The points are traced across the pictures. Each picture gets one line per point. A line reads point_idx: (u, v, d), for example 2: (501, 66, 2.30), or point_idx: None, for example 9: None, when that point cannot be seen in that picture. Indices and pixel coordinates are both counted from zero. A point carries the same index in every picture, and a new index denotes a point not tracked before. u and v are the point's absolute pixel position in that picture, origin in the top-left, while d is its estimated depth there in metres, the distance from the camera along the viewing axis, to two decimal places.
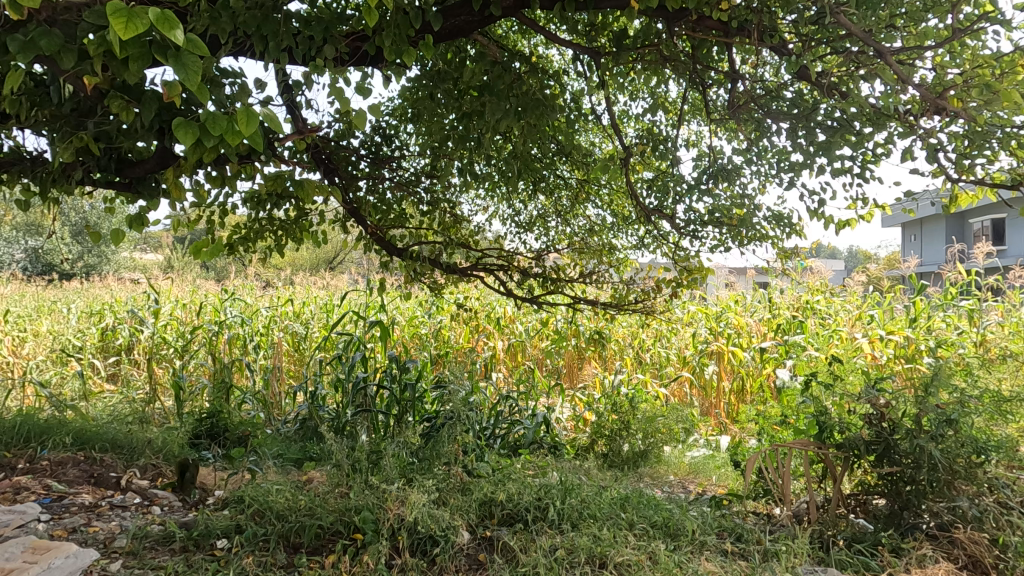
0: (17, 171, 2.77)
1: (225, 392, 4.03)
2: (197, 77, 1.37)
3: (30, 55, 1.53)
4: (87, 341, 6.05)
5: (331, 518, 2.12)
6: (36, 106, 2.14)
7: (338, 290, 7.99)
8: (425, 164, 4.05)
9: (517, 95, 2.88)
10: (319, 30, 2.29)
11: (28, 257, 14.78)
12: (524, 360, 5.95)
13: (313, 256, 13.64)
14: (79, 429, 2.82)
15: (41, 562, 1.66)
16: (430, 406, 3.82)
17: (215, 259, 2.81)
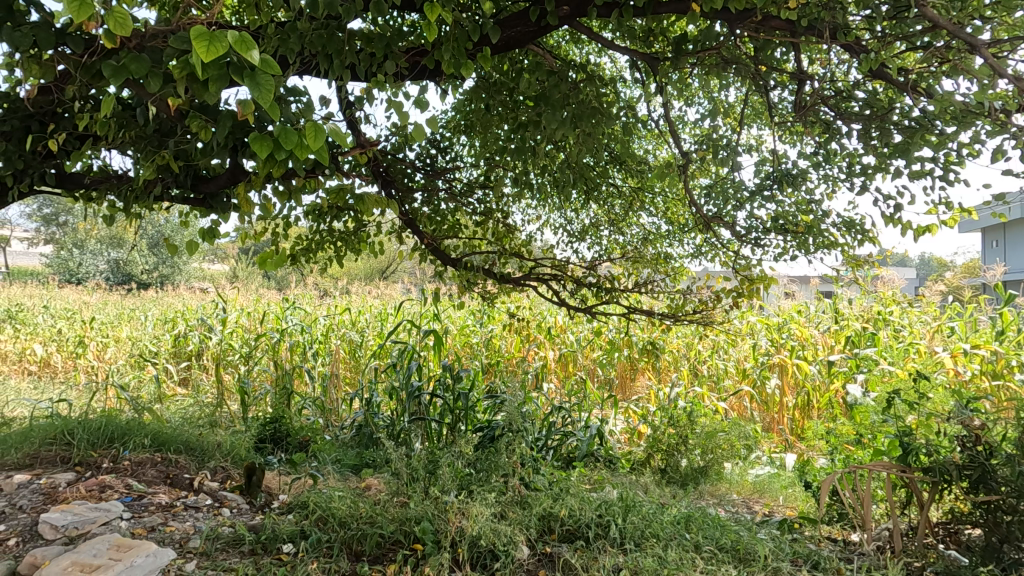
0: (104, 188, 2.98)
1: (287, 398, 4.18)
2: (271, 96, 1.43)
3: (122, 78, 1.65)
4: (162, 347, 6.41)
5: (392, 527, 2.14)
6: (124, 127, 2.29)
7: (391, 299, 8.18)
8: (479, 175, 4.08)
9: (574, 103, 2.84)
10: (381, 46, 2.34)
11: (111, 267, 15.95)
12: (576, 370, 5.87)
13: (367, 266, 14.07)
14: (156, 431, 2.93)
15: (124, 560, 1.75)
16: (483, 416, 3.82)
17: (280, 269, 2.92)
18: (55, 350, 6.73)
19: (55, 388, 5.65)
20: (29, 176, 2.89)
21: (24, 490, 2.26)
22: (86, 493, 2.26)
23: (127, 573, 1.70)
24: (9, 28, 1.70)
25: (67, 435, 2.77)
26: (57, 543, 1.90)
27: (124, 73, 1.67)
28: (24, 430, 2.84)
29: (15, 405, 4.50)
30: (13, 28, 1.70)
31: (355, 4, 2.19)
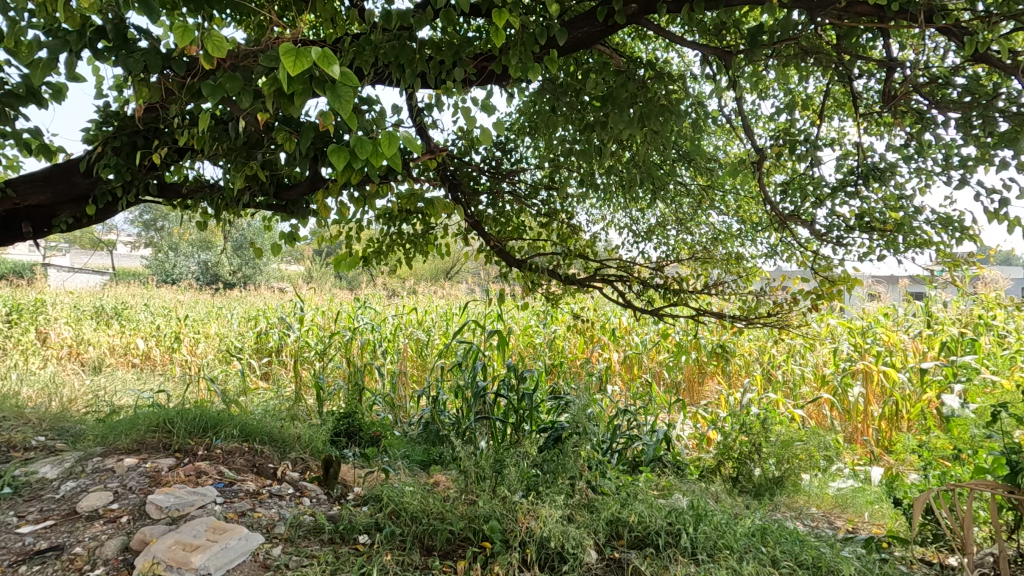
0: (198, 197, 3.22)
1: (359, 394, 4.36)
2: (350, 106, 1.49)
3: (218, 96, 1.78)
4: (246, 343, 6.86)
5: (462, 524, 2.19)
6: (216, 140, 2.47)
7: (456, 299, 8.35)
8: (544, 176, 4.10)
9: (642, 103, 2.80)
10: (450, 54, 2.40)
11: (201, 269, 17.23)
12: (641, 373, 5.75)
13: (432, 266, 14.45)
14: (243, 423, 3.13)
15: (220, 541, 1.89)
16: (547, 417, 3.83)
17: (354, 270, 3.06)
18: (154, 345, 7.35)
19: (155, 380, 6.18)
20: (135, 187, 3.17)
21: (132, 472, 2.49)
22: (185, 477, 2.45)
23: (222, 554, 1.84)
24: (124, 55, 1.86)
25: (168, 423, 2.99)
26: (161, 522, 2.07)
27: (219, 91, 1.80)
28: (131, 417, 3.09)
29: (123, 394, 4.96)
30: (127, 55, 1.87)
31: (426, 13, 2.25)
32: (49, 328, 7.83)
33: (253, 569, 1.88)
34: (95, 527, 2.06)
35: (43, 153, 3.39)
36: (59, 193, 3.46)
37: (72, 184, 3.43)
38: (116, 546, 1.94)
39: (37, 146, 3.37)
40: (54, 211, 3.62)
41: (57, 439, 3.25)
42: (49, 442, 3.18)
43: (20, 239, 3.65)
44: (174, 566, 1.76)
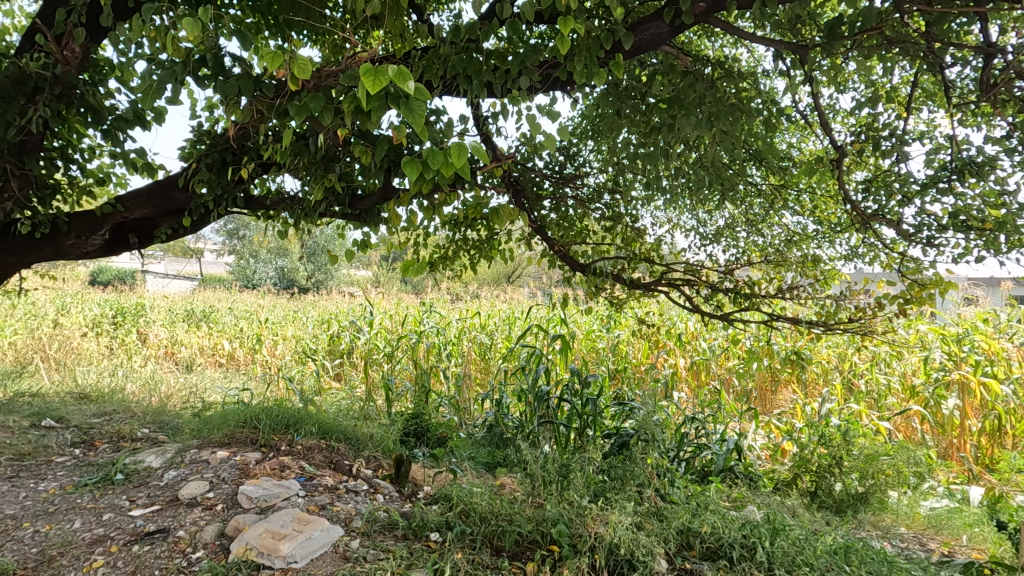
0: (281, 208, 3.45)
1: (426, 395, 4.49)
2: (422, 119, 1.56)
3: (303, 115, 1.91)
4: (320, 345, 7.20)
5: (530, 527, 2.22)
6: (298, 155, 2.64)
7: (518, 304, 8.42)
8: (607, 180, 4.07)
9: (710, 103, 2.73)
10: (516, 64, 2.44)
11: (278, 274, 18.26)
12: (709, 380, 5.57)
13: (494, 271, 14.62)
14: (321, 421, 3.30)
15: (305, 532, 2.01)
16: (611, 423, 3.79)
17: (422, 275, 3.17)
18: (238, 346, 7.86)
19: (239, 378, 6.62)
20: (225, 200, 3.44)
21: (225, 464, 2.69)
22: (270, 471, 2.62)
23: (307, 544, 1.96)
24: (221, 82, 2.05)
25: (254, 420, 3.21)
26: (252, 511, 2.23)
27: (304, 110, 1.93)
28: (221, 414, 3.34)
29: (212, 391, 5.36)
30: (224, 81, 2.06)
31: (493, 26, 2.31)
32: (148, 329, 8.56)
33: (334, 560, 1.98)
34: (195, 513, 2.25)
35: (146, 171, 3.74)
36: (160, 208, 3.80)
37: (170, 199, 3.75)
38: (214, 531, 2.10)
39: (142, 164, 3.72)
40: (157, 223, 3.99)
41: (158, 431, 3.55)
42: (152, 434, 3.49)
43: (127, 249, 4.12)
44: (265, 552, 1.90)
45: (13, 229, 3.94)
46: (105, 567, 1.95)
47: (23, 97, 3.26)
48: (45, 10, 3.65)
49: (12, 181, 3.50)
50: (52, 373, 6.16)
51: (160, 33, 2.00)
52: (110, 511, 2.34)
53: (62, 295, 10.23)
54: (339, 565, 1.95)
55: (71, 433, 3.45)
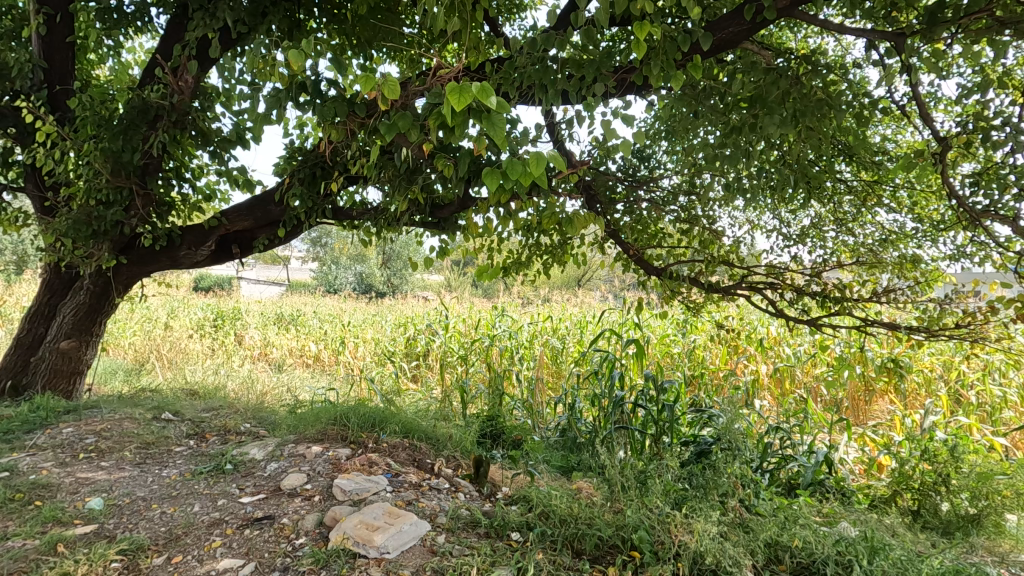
0: (366, 217, 3.65)
1: (500, 398, 4.57)
2: (503, 132, 1.61)
3: (392, 133, 2.03)
4: (398, 347, 7.51)
5: (610, 531, 2.23)
6: (383, 169, 2.79)
7: (589, 308, 8.37)
8: (683, 181, 3.98)
9: (795, 99, 2.63)
10: (590, 71, 2.42)
11: (357, 280, 19.20)
12: (794, 388, 5.28)
13: (564, 275, 14.63)
14: (404, 420, 3.46)
15: (395, 525, 2.13)
16: (689, 430, 3.70)
17: (495, 280, 3.25)
18: (323, 348, 8.34)
19: (325, 379, 7.03)
20: (315, 212, 3.68)
21: (319, 458, 2.88)
22: (360, 466, 2.78)
23: (398, 536, 2.08)
24: (320, 105, 2.25)
25: (343, 417, 3.41)
26: (346, 502, 2.39)
27: (393, 128, 2.05)
28: (313, 412, 3.57)
29: (302, 390, 5.74)
30: (321, 104, 2.25)
31: (568, 34, 2.33)
32: (244, 332, 9.27)
33: (423, 553, 2.08)
34: (296, 502, 2.44)
35: (247, 186, 4.08)
36: (258, 219, 4.14)
37: (267, 212, 4.07)
38: (314, 520, 2.27)
39: (243, 181, 4.06)
40: (255, 234, 4.32)
41: (259, 426, 3.86)
42: (254, 428, 3.80)
43: (231, 259, 4.46)
44: (360, 542, 2.03)
45: (136, 242, 4.42)
46: (222, 547, 2.16)
47: (146, 124, 3.66)
48: (162, 45, 4.09)
49: (137, 199, 3.93)
50: (165, 371, 6.82)
51: (267, 64, 2.20)
52: (223, 497, 2.58)
53: (171, 300, 11.27)
54: (427, 558, 2.04)
55: (187, 425, 3.82)
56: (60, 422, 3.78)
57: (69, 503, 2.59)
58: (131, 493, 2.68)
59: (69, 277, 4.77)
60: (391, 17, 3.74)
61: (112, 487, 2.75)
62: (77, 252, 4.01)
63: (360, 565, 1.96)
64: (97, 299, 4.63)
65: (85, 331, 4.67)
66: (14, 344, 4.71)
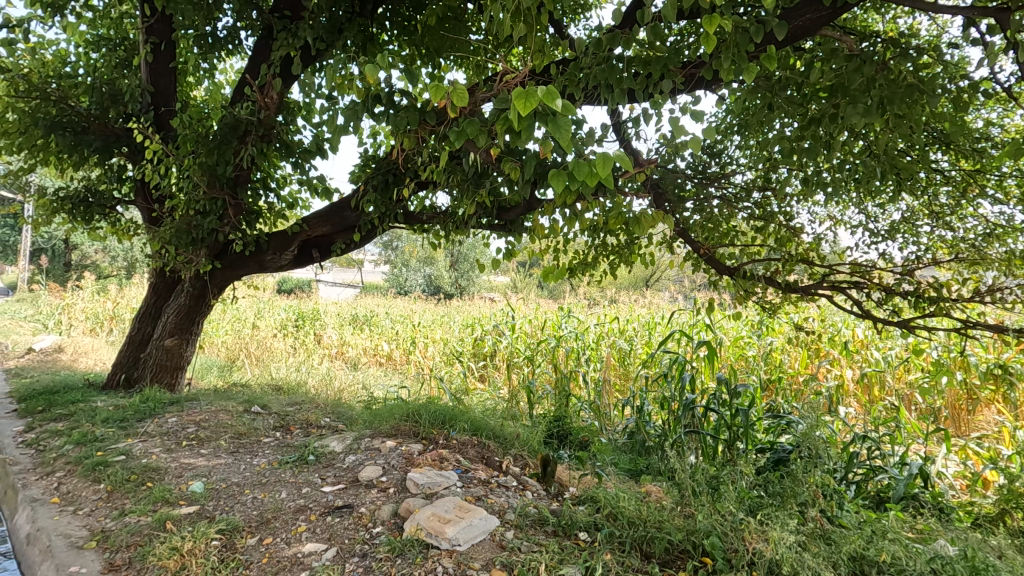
0: (435, 220, 3.78)
1: (566, 399, 4.57)
2: (569, 134, 1.62)
3: (461, 139, 2.10)
4: (465, 347, 7.67)
5: (681, 536, 2.18)
6: (451, 174, 2.88)
7: (658, 309, 8.18)
8: (758, 175, 3.83)
9: (882, 86, 2.43)
10: (657, 67, 2.39)
11: (426, 281, 19.78)
12: (884, 396, 4.92)
13: (631, 276, 14.40)
14: (472, 418, 3.54)
15: (466, 518, 2.20)
16: (765, 437, 3.55)
17: (561, 280, 3.27)
18: (395, 347, 8.66)
19: (397, 377, 7.28)
20: (388, 216, 3.85)
21: (394, 452, 3.01)
22: (431, 461, 2.88)
23: (468, 530, 2.14)
24: (395, 116, 2.37)
25: (416, 414, 3.54)
26: (418, 495, 2.48)
27: (462, 135, 2.12)
28: (388, 408, 3.73)
29: (376, 388, 5.99)
30: (396, 115, 2.37)
31: (633, 32, 2.32)
32: (323, 331, 9.78)
33: (492, 547, 2.13)
34: (372, 493, 2.57)
35: (326, 194, 4.32)
36: (335, 225, 4.37)
37: (344, 218, 4.30)
38: (389, 511, 2.38)
39: (322, 189, 4.31)
40: (333, 239, 4.56)
41: (337, 421, 4.07)
42: (333, 422, 4.01)
43: (311, 262, 4.73)
44: (432, 533, 2.11)
45: (229, 248, 4.79)
46: (307, 532, 2.31)
47: (237, 139, 3.97)
48: (251, 66, 4.41)
49: (229, 209, 4.27)
50: (253, 368, 7.32)
51: (344, 80, 2.34)
52: (307, 485, 2.76)
53: (258, 301, 12.08)
54: (496, 552, 2.09)
55: (273, 419, 4.10)
56: (166, 412, 4.17)
57: (174, 485, 2.86)
58: (226, 479, 2.91)
59: (172, 281, 5.22)
60: (457, 25, 3.84)
61: (210, 472, 3.01)
62: (179, 258, 4.40)
63: (432, 556, 2.03)
64: (195, 301, 5.04)
65: (185, 330, 5.10)
66: (127, 341, 5.23)
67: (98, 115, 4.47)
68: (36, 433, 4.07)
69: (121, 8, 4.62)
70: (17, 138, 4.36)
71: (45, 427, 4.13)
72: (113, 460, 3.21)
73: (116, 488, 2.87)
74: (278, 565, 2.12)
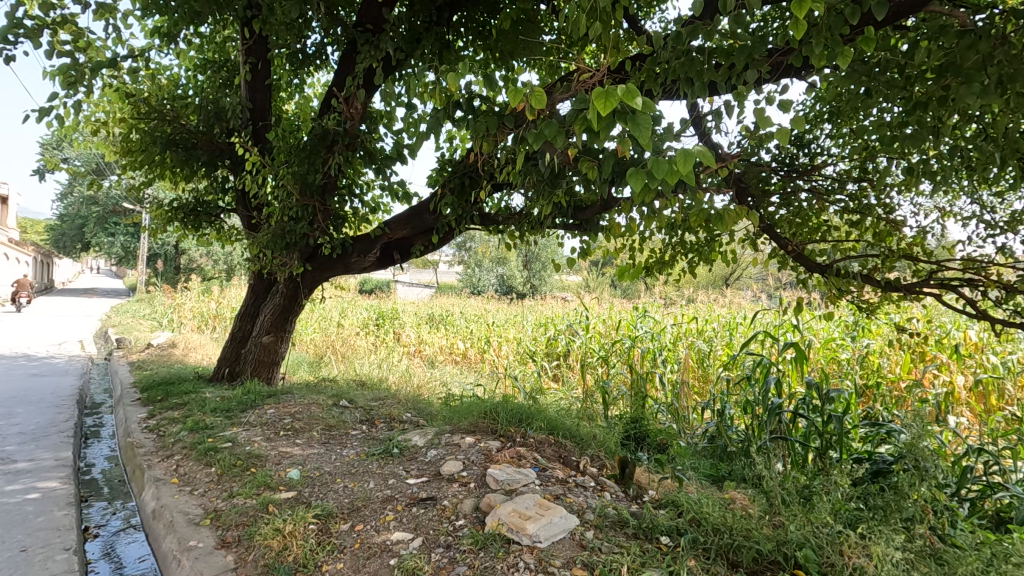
0: (511, 221, 3.83)
1: (642, 400, 4.48)
2: (649, 132, 1.60)
3: (540, 141, 2.12)
4: (539, 347, 7.71)
5: (770, 546, 2.09)
6: (527, 175, 2.90)
7: (740, 309, 7.81)
8: (852, 165, 3.59)
9: (1002, 62, 2.19)
10: (741, 58, 2.28)
11: (498, 281, 20.11)
12: (1003, 405, 4.44)
13: (709, 276, 13.92)
14: (549, 417, 3.56)
15: (546, 516, 2.22)
16: (862, 446, 3.31)
17: (637, 279, 3.23)
18: (470, 346, 8.86)
19: (473, 375, 7.45)
20: (464, 218, 3.94)
21: (473, 448, 3.09)
22: (510, 458, 2.92)
23: (549, 527, 2.16)
24: (474, 121, 2.44)
25: (493, 412, 3.61)
26: (498, 491, 2.53)
27: (540, 136, 2.13)
28: (465, 405, 3.83)
29: (453, 385, 6.16)
30: (476, 120, 2.44)
31: (715, 22, 2.22)
32: (402, 330, 10.18)
33: (572, 546, 2.14)
34: (454, 487, 2.65)
35: (406, 198, 4.50)
36: (415, 228, 4.55)
37: (423, 220, 4.47)
38: (470, 505, 2.45)
39: (403, 193, 4.50)
40: (412, 241, 4.74)
41: (418, 416, 4.23)
42: (414, 418, 4.18)
43: (393, 264, 4.94)
44: (514, 529, 2.15)
45: (318, 252, 5.09)
46: (394, 521, 2.43)
47: (325, 149, 4.25)
48: (337, 78, 4.67)
49: (319, 215, 4.55)
50: (339, 364, 7.75)
51: (426, 88, 2.44)
52: (392, 477, 2.89)
53: (342, 301, 12.74)
54: (577, 551, 2.09)
55: (359, 412, 4.33)
56: (265, 403, 4.51)
57: (275, 471, 3.09)
58: (320, 468, 3.11)
59: (268, 282, 5.63)
60: (531, 27, 3.87)
61: (305, 461, 3.23)
62: (275, 261, 4.73)
63: (514, 551, 2.07)
64: (288, 301, 5.40)
65: (280, 328, 5.48)
66: (229, 337, 5.69)
67: (205, 131, 4.90)
68: (157, 420, 4.53)
69: (224, 33, 5.04)
70: (139, 155, 4.89)
71: (163, 415, 4.59)
72: (222, 447, 3.52)
73: (225, 472, 3.15)
74: (369, 551, 2.24)
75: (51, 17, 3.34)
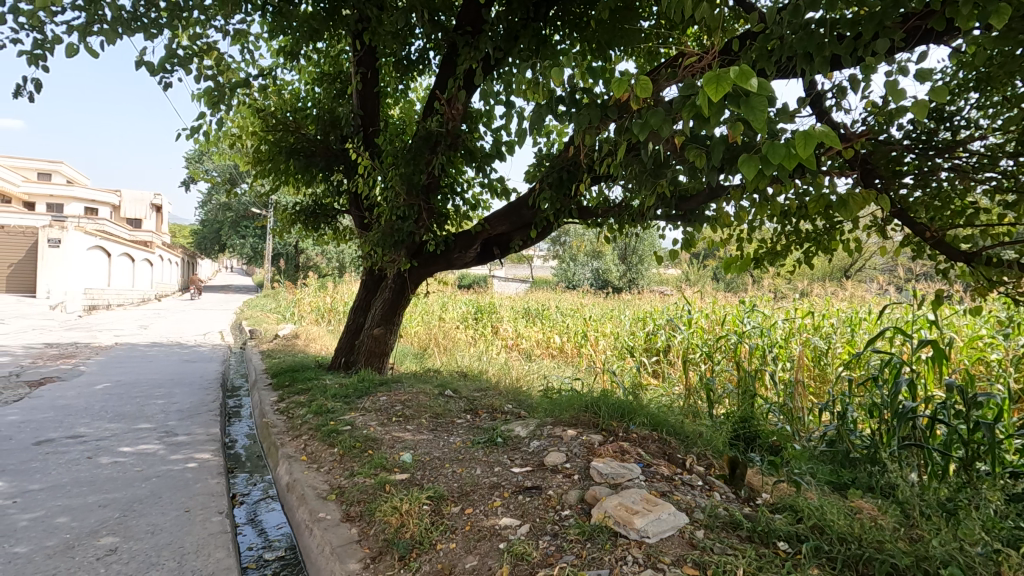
0: (611, 213, 3.79)
1: (751, 399, 4.25)
2: (765, 115, 1.51)
3: (645, 131, 2.07)
4: (637, 341, 7.55)
5: (908, 562, 1.90)
6: (629, 166, 2.85)
7: (863, 303, 7.12)
8: (1007, 138, 3.14)
9: None
10: (869, 27, 2.07)
11: (594, 275, 19.95)
12: None
13: (825, 266, 12.85)
14: (651, 413, 3.48)
15: (654, 511, 2.19)
16: (1017, 459, 2.91)
17: (746, 271, 3.07)
18: (567, 340, 8.87)
19: (570, 369, 7.45)
20: (563, 212, 3.95)
21: (575, 441, 3.11)
22: (613, 453, 2.90)
23: (657, 523, 2.13)
24: (576, 114, 2.45)
25: (594, 406, 3.60)
26: (603, 484, 2.53)
27: (644, 126, 2.08)
28: (566, 399, 3.84)
29: (551, 378, 6.22)
30: (578, 114, 2.45)
31: None
32: (499, 324, 10.42)
33: (682, 544, 2.09)
34: (558, 478, 2.69)
35: (504, 193, 4.60)
36: (513, 223, 4.62)
37: (521, 216, 4.53)
38: (575, 496, 2.47)
39: (502, 189, 4.60)
40: (511, 236, 4.82)
41: (519, 408, 4.31)
42: (515, 409, 4.27)
43: (493, 259, 5.05)
44: (621, 523, 2.15)
45: (423, 249, 5.34)
46: (502, 507, 2.52)
47: (428, 150, 4.45)
48: (439, 80, 4.86)
49: (423, 213, 4.77)
50: (441, 356, 8.09)
51: (529, 84, 2.48)
52: (497, 465, 2.99)
53: (443, 295, 13.26)
54: (687, 550, 2.05)
55: (463, 402, 4.50)
56: (377, 391, 4.83)
57: (389, 454, 3.31)
58: (429, 453, 3.29)
59: (378, 278, 5.99)
60: (629, 14, 3.78)
61: (416, 446, 3.42)
62: (384, 259, 5.04)
63: (621, 544, 2.07)
64: (396, 295, 5.72)
65: (388, 321, 5.82)
66: (344, 329, 6.14)
67: (322, 139, 5.33)
68: (286, 403, 5.02)
69: (337, 47, 5.44)
70: (267, 164, 5.42)
71: (291, 399, 5.07)
72: (342, 429, 3.82)
73: (346, 453, 3.43)
74: (479, 534, 2.34)
75: (198, 46, 3.80)
